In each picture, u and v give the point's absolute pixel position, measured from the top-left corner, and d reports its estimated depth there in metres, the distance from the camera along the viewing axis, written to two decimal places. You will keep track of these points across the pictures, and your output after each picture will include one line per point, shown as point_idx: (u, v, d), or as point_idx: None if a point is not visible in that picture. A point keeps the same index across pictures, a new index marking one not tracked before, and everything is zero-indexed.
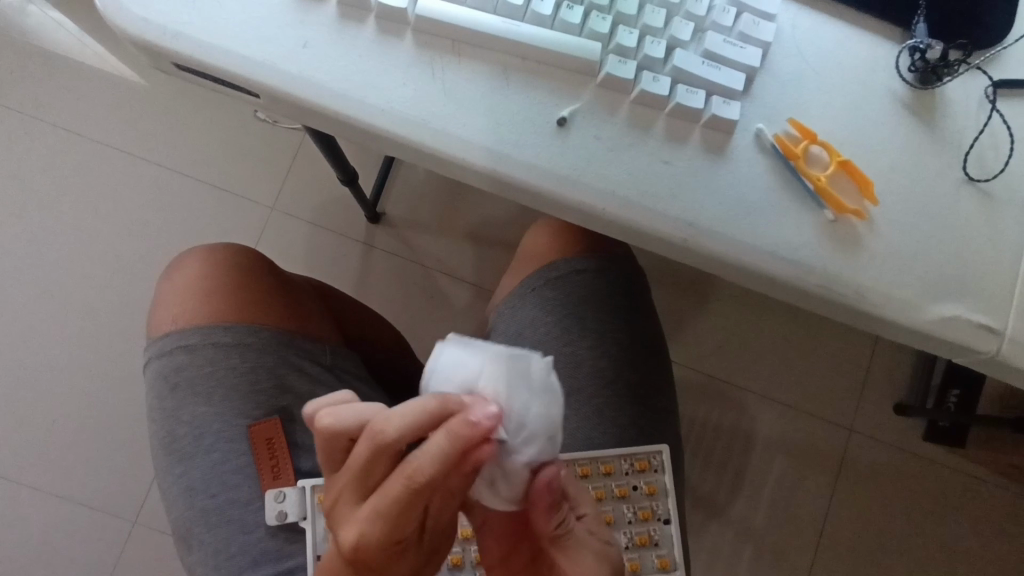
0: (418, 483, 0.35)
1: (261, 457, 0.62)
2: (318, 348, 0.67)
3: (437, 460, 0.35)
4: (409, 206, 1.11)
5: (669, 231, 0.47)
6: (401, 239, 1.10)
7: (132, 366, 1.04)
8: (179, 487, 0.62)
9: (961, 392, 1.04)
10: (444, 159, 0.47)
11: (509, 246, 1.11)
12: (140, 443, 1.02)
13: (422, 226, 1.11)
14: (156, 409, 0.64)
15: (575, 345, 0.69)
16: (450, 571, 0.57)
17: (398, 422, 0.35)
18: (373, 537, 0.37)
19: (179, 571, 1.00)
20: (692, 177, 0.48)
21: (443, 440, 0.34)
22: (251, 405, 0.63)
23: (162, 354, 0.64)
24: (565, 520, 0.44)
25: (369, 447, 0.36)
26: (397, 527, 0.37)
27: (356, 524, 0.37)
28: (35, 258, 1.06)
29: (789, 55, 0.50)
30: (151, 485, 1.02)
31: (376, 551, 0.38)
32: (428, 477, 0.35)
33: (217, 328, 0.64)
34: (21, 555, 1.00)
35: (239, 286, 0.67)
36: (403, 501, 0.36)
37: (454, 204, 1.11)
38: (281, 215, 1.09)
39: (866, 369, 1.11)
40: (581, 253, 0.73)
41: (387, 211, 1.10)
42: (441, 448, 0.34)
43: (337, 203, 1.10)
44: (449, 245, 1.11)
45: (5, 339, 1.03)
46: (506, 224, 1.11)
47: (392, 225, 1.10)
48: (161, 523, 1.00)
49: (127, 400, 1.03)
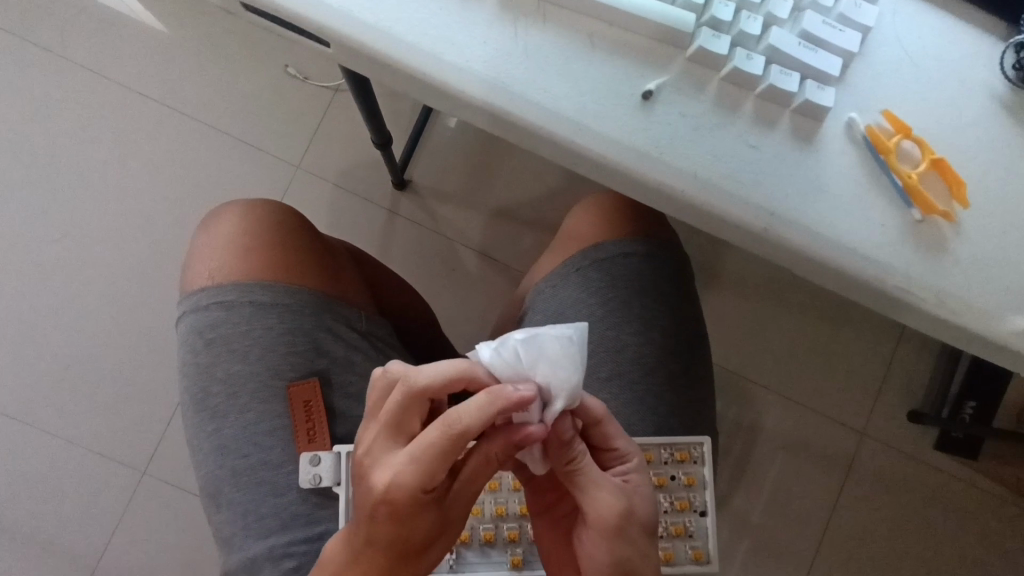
0: (456, 429, 0.40)
1: (298, 419, 0.60)
2: (354, 314, 0.66)
3: (478, 412, 0.40)
4: (437, 174, 1.09)
5: (750, 219, 0.45)
6: (426, 207, 1.08)
7: (146, 318, 1.02)
8: (209, 444, 0.60)
9: (976, 404, 1.03)
10: (519, 127, 0.45)
11: (534, 223, 1.09)
12: (153, 393, 1.01)
13: (448, 195, 1.09)
14: (188, 365, 0.61)
15: (618, 329, 0.67)
16: (481, 547, 0.58)
17: (442, 375, 0.42)
18: (408, 480, 0.41)
19: (185, 524, 0.99)
20: (778, 164, 0.45)
21: (481, 395, 0.41)
22: (287, 366, 0.61)
23: (198, 309, 0.62)
24: (577, 458, 0.46)
25: (415, 393, 0.42)
26: (428, 475, 0.41)
27: (388, 466, 0.42)
28: (54, 200, 1.03)
29: (888, 43, 0.47)
30: (163, 435, 1.01)
31: (407, 499, 0.41)
32: (465, 426, 0.40)
33: (256, 286, 0.62)
34: (27, 498, 0.99)
35: (279, 245, 0.65)
36: (439, 448, 0.41)
37: (481, 176, 1.09)
38: (307, 174, 1.07)
39: (885, 373, 1.10)
40: (627, 237, 0.71)
41: (414, 178, 1.09)
42: (480, 401, 0.40)
43: (365, 165, 1.08)
44: (474, 217, 1.09)
45: (20, 280, 1.02)
46: (533, 200, 1.09)
47: (418, 192, 1.08)
48: (172, 474, 1.00)
49: (141, 350, 1.02)
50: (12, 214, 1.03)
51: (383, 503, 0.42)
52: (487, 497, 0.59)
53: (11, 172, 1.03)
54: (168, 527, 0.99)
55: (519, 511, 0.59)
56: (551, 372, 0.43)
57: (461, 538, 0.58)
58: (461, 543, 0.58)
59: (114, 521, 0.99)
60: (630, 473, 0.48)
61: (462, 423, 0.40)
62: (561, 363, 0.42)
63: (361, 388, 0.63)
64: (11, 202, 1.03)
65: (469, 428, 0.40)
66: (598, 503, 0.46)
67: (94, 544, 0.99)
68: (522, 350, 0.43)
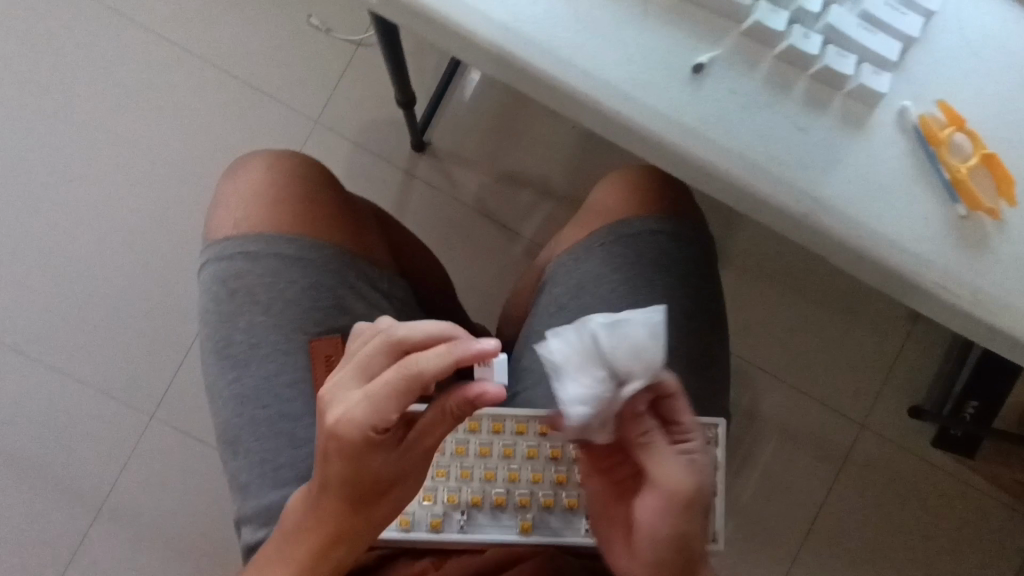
0: (412, 373, 0.41)
1: (319, 374, 0.60)
2: (376, 274, 0.66)
3: (437, 361, 0.41)
4: (457, 138, 1.08)
5: (791, 203, 0.44)
6: (444, 171, 1.08)
7: (158, 264, 1.02)
8: (229, 392, 0.60)
9: (980, 403, 1.03)
10: (565, 93, 0.44)
11: (553, 194, 1.08)
12: (163, 339, 1.02)
13: (467, 160, 1.08)
14: (211, 313, 0.62)
15: (641, 306, 0.67)
16: (492, 510, 0.60)
17: (420, 328, 0.43)
18: (358, 418, 0.42)
19: (189, 470, 1.00)
20: (826, 149, 0.44)
21: (444, 347, 0.41)
22: (309, 322, 0.61)
23: (223, 258, 0.62)
24: (647, 432, 0.46)
25: (389, 339, 0.43)
26: (381, 415, 0.42)
27: (346, 402, 0.43)
28: (73, 139, 1.02)
29: (948, 30, 0.46)
30: (171, 381, 1.02)
31: (357, 435, 0.42)
32: (420, 371, 0.41)
33: (282, 238, 0.62)
34: (36, 433, 1.00)
35: (306, 199, 0.64)
36: (391, 390, 0.41)
37: (501, 143, 1.08)
38: (325, 129, 1.05)
39: (890, 366, 1.11)
40: (654, 213, 0.71)
41: (433, 140, 1.07)
42: (443, 353, 0.41)
43: (384, 123, 1.06)
44: (492, 184, 1.08)
45: (33, 215, 1.01)
46: (554, 171, 1.08)
47: (437, 155, 1.08)
48: (179, 420, 1.01)
49: (152, 296, 1.02)
50: (29, 151, 1.02)
51: (330, 435, 0.43)
52: (501, 464, 0.61)
53: (28, 109, 1.03)
54: (173, 471, 1.00)
55: (531, 478, 0.61)
56: (634, 355, 0.41)
57: (473, 500, 0.60)
58: (473, 505, 0.60)
59: (121, 462, 1.00)
60: (693, 452, 0.47)
61: (418, 369, 0.41)
62: (646, 343, 0.41)
63: None
64: (27, 139, 1.02)
65: (425, 374, 0.41)
66: (660, 475, 0.45)
67: (100, 483, 1.00)
68: (602, 338, 0.41)
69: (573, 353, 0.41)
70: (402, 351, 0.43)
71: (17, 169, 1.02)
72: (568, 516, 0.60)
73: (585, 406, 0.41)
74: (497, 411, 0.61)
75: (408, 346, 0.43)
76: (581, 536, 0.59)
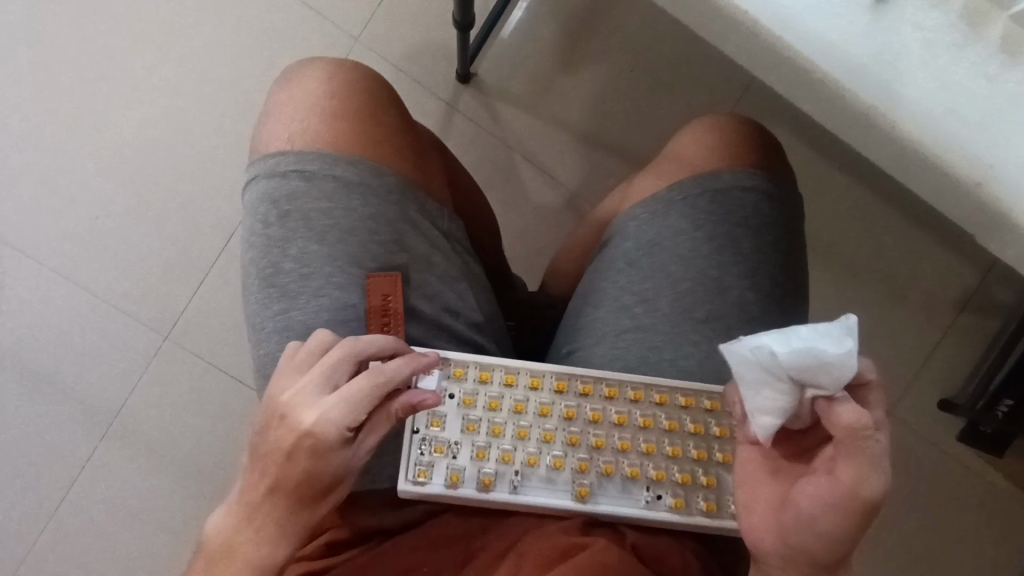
0: (386, 379, 0.47)
1: (373, 313, 0.55)
2: (437, 210, 0.60)
3: (405, 369, 0.48)
4: (505, 74, 1.02)
5: (961, 168, 0.37)
6: (488, 106, 1.02)
7: (184, 180, 0.98)
8: (273, 324, 0.55)
9: (1015, 402, 0.94)
10: (721, 10, 0.38)
11: (601, 142, 1.02)
12: (184, 259, 0.97)
13: (512, 98, 1.02)
14: (258, 236, 0.56)
15: (723, 270, 0.62)
16: (548, 474, 0.55)
17: (378, 340, 0.50)
18: (334, 417, 0.46)
19: (201, 396, 0.96)
20: (1014, 107, 0.37)
21: (409, 358, 0.49)
22: (367, 255, 0.55)
23: (274, 175, 0.56)
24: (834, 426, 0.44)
25: (353, 349, 0.49)
26: (356, 414, 0.47)
27: (319, 406, 0.47)
28: (118, 44, 1.00)
29: None
30: (190, 302, 0.97)
31: (333, 434, 0.46)
32: (392, 377, 0.48)
33: (342, 159, 0.56)
34: (44, 343, 0.96)
35: (372, 117, 0.58)
36: (365, 392, 0.47)
37: (555, 83, 1.02)
38: (364, 49, 1.01)
39: (925, 357, 1.01)
40: (747, 166, 0.65)
41: (479, 74, 1.02)
42: (407, 363, 0.49)
43: (426, 49, 1.01)
44: (540, 127, 1.02)
45: (74, 120, 0.99)
46: (608, 118, 1.02)
47: (482, 89, 1.02)
48: (195, 343, 0.96)
49: (175, 211, 0.98)
50: (67, 53, 1.00)
51: (300, 434, 0.47)
52: (562, 426, 0.56)
53: (71, 11, 1.00)
54: (184, 396, 0.96)
55: (592, 443, 0.56)
56: (821, 370, 0.43)
57: (529, 461, 0.55)
58: (528, 466, 0.55)
59: (132, 382, 0.96)
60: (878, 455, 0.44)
61: (391, 374, 0.48)
62: (832, 363, 0.43)
63: (438, 291, 0.58)
64: (67, 41, 1.00)
65: (396, 378, 0.48)
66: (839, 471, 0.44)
67: (109, 401, 0.95)
68: (785, 362, 0.44)
69: (747, 375, 0.46)
70: (362, 361, 0.49)
71: (54, 71, 1.00)
72: (627, 486, 0.55)
73: (771, 418, 0.46)
74: (561, 369, 0.58)
75: (367, 357, 0.49)
76: (640, 508, 0.55)
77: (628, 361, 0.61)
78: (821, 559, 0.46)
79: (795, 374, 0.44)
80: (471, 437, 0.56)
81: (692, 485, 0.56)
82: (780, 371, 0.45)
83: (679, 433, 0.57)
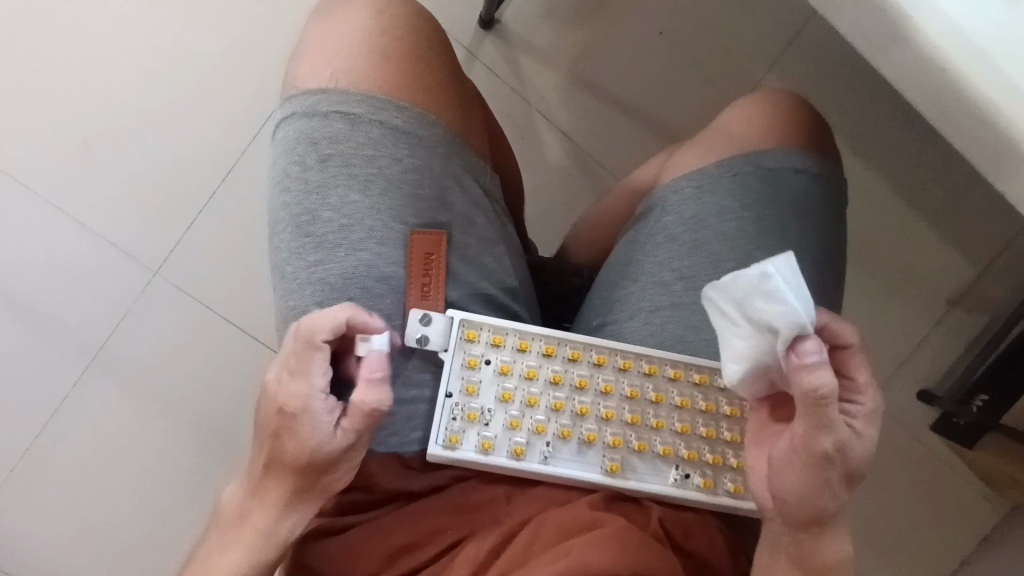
0: (310, 337, 0.47)
1: (414, 270, 0.53)
2: (481, 166, 0.56)
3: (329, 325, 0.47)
4: (535, 24, 0.97)
5: None
6: (512, 57, 0.97)
7: (182, 106, 0.92)
8: (304, 275, 0.52)
9: (991, 397, 0.87)
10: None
11: (631, 106, 0.98)
12: (180, 191, 0.92)
13: (540, 51, 0.97)
14: (292, 178, 0.53)
15: (766, 252, 0.61)
16: (580, 447, 0.54)
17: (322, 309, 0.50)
18: (279, 389, 0.48)
19: (192, 337, 0.91)
20: None
21: (337, 313, 0.48)
22: (410, 210, 0.53)
23: (314, 114, 0.52)
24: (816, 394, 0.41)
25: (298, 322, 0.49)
26: (293, 380, 0.48)
27: (274, 385, 0.49)
28: None
29: None
30: (184, 239, 0.92)
31: (278, 408, 0.48)
32: (314, 333, 0.47)
33: (389, 104, 0.52)
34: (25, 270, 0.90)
35: (421, 60, 0.54)
36: (295, 353, 0.48)
37: (588, 39, 0.98)
38: None
39: (916, 343, 0.98)
40: (799, 147, 0.63)
41: (506, 22, 0.97)
42: (333, 319, 0.47)
43: None
44: (567, 84, 0.98)
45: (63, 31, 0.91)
46: (641, 80, 0.98)
47: (507, 38, 0.97)
48: (187, 282, 0.91)
49: (171, 140, 0.92)
50: None
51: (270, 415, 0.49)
52: (598, 400, 0.56)
53: None
54: (172, 336, 0.91)
55: (627, 419, 0.56)
56: (776, 313, 0.41)
57: (562, 433, 0.54)
58: (560, 438, 0.54)
59: (118, 318, 0.91)
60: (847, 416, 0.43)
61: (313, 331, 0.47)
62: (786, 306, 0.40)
63: (478, 252, 0.56)
64: None
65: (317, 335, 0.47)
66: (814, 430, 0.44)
67: (93, 336, 0.91)
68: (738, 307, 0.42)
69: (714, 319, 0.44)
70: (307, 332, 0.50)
71: None
72: (656, 463, 0.55)
73: (739, 365, 0.43)
74: (603, 344, 0.56)
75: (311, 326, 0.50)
76: (669, 486, 0.54)
77: (661, 338, 0.61)
78: (797, 516, 0.47)
79: (754, 321, 0.42)
80: (506, 406, 0.54)
81: (722, 466, 0.56)
82: (736, 315, 0.42)
83: (714, 415, 0.57)
